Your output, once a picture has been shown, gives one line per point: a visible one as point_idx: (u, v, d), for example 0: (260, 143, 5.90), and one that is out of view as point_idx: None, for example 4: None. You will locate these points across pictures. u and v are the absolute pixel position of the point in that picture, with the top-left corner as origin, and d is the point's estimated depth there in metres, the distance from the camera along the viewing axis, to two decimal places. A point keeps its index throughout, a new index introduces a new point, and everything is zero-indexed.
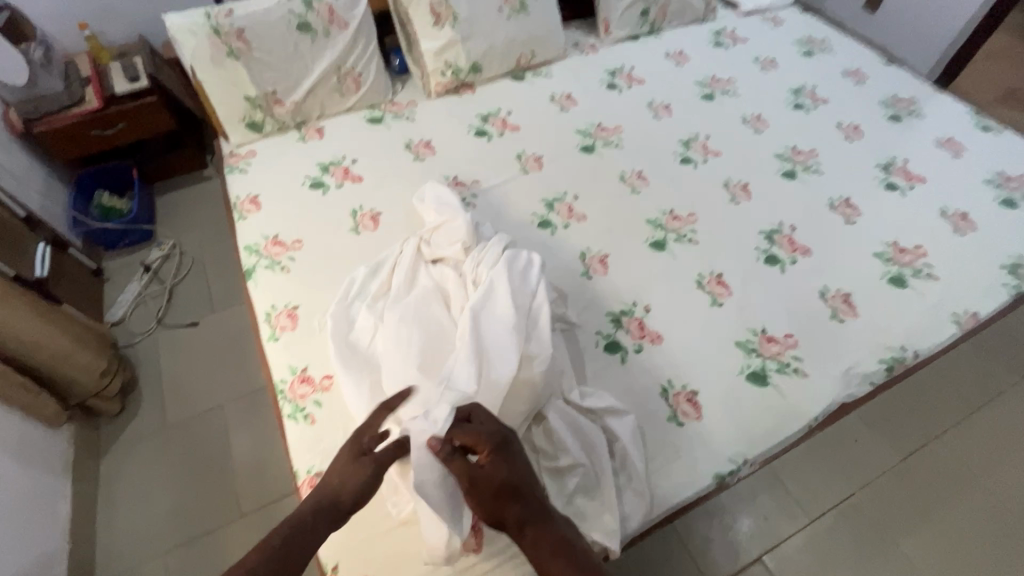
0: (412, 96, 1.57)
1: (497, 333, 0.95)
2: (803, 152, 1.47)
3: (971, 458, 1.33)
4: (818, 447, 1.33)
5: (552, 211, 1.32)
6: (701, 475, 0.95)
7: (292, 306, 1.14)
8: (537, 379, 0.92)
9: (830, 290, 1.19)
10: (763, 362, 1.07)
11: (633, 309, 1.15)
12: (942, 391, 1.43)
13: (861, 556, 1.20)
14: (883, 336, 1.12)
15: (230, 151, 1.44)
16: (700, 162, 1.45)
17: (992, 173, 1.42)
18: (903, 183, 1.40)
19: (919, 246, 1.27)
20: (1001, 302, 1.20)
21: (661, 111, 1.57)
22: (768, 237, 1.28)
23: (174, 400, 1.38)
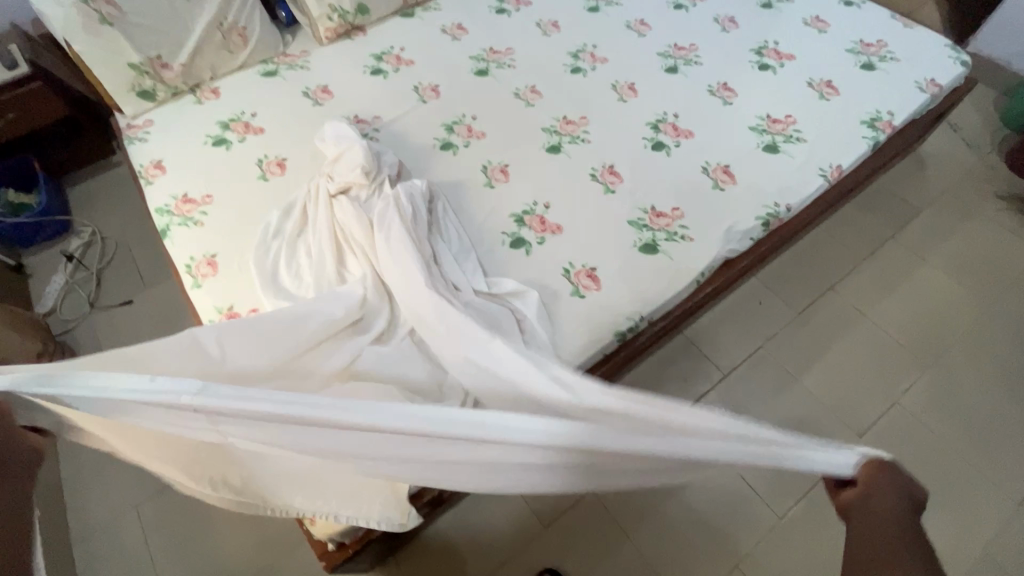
0: (304, 46, 1.58)
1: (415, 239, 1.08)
2: (684, 48, 1.55)
3: (860, 299, 1.49)
4: (727, 313, 1.48)
5: (453, 133, 1.38)
6: (604, 335, 1.06)
7: (211, 255, 1.18)
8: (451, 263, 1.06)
9: (712, 165, 1.30)
10: (654, 235, 1.18)
11: (534, 208, 1.23)
12: (833, 249, 1.58)
13: (770, 397, 1.35)
14: (759, 197, 1.25)
15: (127, 124, 1.44)
16: (589, 70, 1.51)
17: (853, 43, 1.54)
18: (774, 63, 1.50)
19: (790, 115, 1.39)
20: (861, 153, 1.33)
21: (549, 29, 1.62)
22: (654, 126, 1.37)
23: None
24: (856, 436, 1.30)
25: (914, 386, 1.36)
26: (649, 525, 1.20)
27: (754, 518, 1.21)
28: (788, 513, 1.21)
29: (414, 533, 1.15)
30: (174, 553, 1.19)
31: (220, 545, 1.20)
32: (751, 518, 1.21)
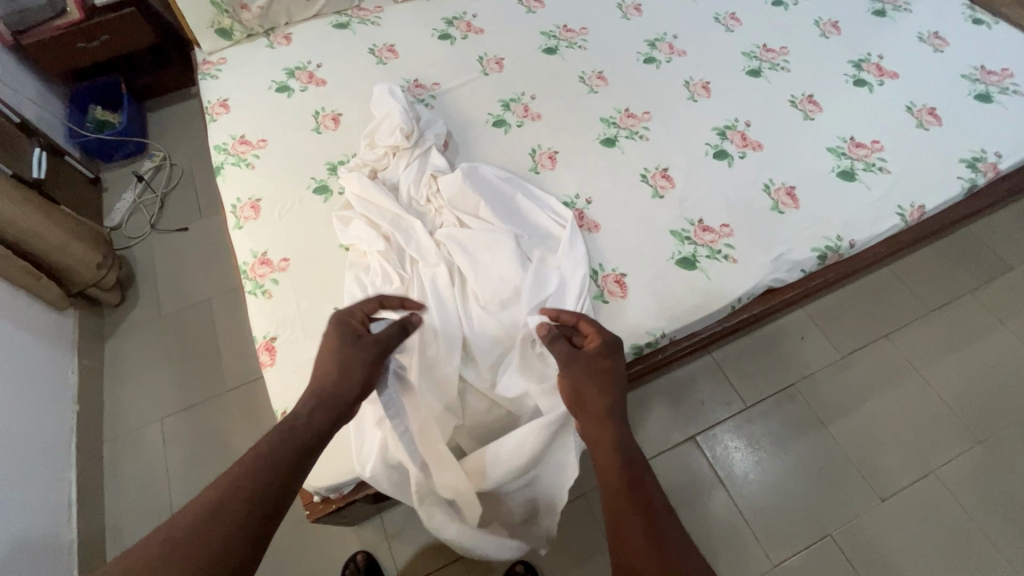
0: (379, 1, 1.57)
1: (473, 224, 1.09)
2: (773, 50, 1.42)
3: (918, 353, 1.36)
4: (763, 341, 1.39)
5: (508, 111, 1.34)
6: (621, 347, 1.03)
7: (255, 199, 1.21)
8: (506, 250, 1.05)
9: (776, 184, 1.20)
10: (695, 249, 1.11)
11: (575, 201, 1.19)
12: (900, 292, 1.44)
13: (791, 439, 1.28)
14: (821, 227, 1.15)
15: (204, 58, 1.49)
16: (664, 62, 1.42)
17: (972, 68, 1.36)
18: (873, 79, 1.35)
19: (877, 141, 1.25)
20: (952, 195, 1.19)
21: (631, 12, 1.53)
22: (721, 133, 1.28)
23: (167, 294, 1.52)
24: (877, 499, 1.20)
25: (957, 458, 1.24)
26: None
27: (745, 559, 1.16)
28: (785, 562, 1.15)
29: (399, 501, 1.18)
30: (188, 470, 1.28)
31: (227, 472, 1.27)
32: (740, 558, 1.16)
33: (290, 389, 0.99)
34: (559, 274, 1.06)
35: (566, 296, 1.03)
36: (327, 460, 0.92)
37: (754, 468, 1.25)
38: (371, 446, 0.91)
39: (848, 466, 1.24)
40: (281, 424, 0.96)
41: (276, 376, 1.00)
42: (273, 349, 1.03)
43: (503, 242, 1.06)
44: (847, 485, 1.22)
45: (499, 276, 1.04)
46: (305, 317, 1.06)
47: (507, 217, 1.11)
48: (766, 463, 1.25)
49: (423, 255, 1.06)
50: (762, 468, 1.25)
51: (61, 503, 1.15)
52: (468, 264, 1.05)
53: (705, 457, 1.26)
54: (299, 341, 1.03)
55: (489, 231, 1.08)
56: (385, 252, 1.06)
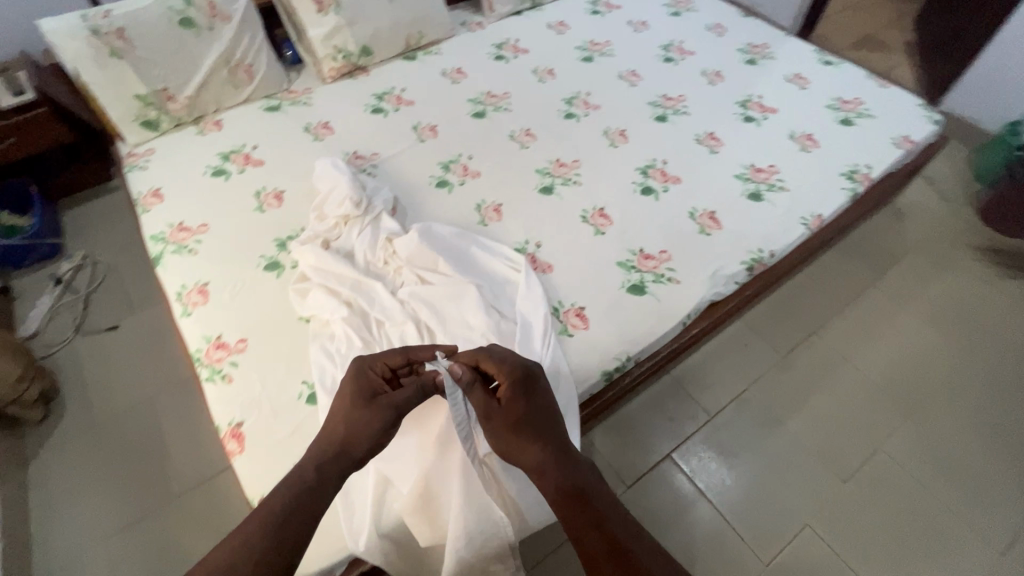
0: (308, 83, 1.63)
1: (434, 280, 1.12)
2: (673, 99, 1.63)
3: (843, 343, 1.52)
4: (712, 353, 1.50)
5: (449, 172, 1.42)
6: (593, 375, 1.08)
7: (203, 283, 1.18)
8: (470, 301, 1.09)
9: (699, 211, 1.34)
10: (641, 276, 1.21)
11: (526, 247, 1.26)
12: (817, 291, 1.62)
13: (755, 441, 1.36)
14: (744, 243, 1.29)
15: (129, 151, 1.46)
16: (582, 116, 1.58)
17: (833, 99, 1.62)
18: (758, 115, 1.58)
19: (773, 166, 1.45)
20: (841, 203, 1.39)
21: (545, 76, 1.69)
22: (643, 171, 1.42)
23: (100, 399, 1.40)
24: (840, 482, 1.30)
25: (896, 430, 1.37)
26: None
27: (740, 565, 1.19)
28: (774, 560, 1.20)
29: None
30: None
31: None
32: (735, 566, 1.19)
33: (263, 473, 0.93)
34: (523, 319, 1.10)
35: (532, 338, 1.07)
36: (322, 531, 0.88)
37: (728, 474, 1.31)
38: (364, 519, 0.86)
39: (809, 457, 1.33)
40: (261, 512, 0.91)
41: (247, 462, 0.95)
42: (242, 435, 0.98)
43: (467, 295, 1.10)
44: (812, 475, 1.31)
45: (467, 328, 1.07)
46: (270, 396, 1.02)
47: (465, 271, 1.16)
48: (738, 468, 1.32)
49: (389, 316, 1.07)
50: (736, 472, 1.31)
51: None
52: (436, 318, 1.07)
53: (683, 472, 1.31)
54: (267, 422, 0.99)
55: (450, 285, 1.11)
56: (350, 319, 1.06)
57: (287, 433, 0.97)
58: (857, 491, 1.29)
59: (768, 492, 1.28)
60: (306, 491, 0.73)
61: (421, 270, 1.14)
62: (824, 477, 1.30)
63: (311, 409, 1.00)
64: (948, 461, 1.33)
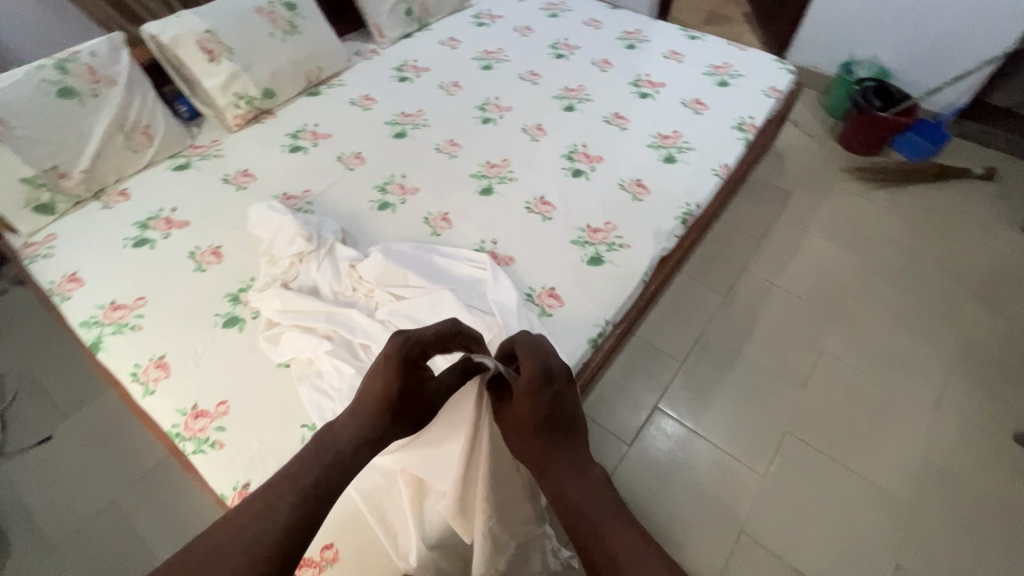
0: (214, 135, 1.56)
1: (408, 294, 1.13)
2: (574, 89, 1.76)
3: (769, 273, 1.72)
4: (667, 307, 1.63)
5: (387, 193, 1.43)
6: (580, 345, 1.14)
7: (159, 356, 1.09)
8: (450, 306, 1.10)
9: (627, 181, 1.47)
10: (596, 248, 1.30)
11: (484, 246, 1.30)
12: (736, 234, 1.82)
13: (723, 373, 1.50)
14: (673, 200, 1.43)
15: (24, 242, 1.32)
16: (498, 119, 1.66)
17: (707, 67, 1.84)
18: (651, 90, 1.75)
19: (676, 130, 1.61)
20: (739, 151, 1.58)
21: (452, 89, 1.76)
22: (568, 157, 1.53)
23: (51, 520, 1.23)
24: (801, 388, 1.47)
25: (830, 333, 1.58)
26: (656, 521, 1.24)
27: (743, 484, 1.31)
28: (770, 470, 1.33)
29: None
30: None
31: None
32: (739, 486, 1.30)
33: None
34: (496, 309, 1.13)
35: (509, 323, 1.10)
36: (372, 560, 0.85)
37: (711, 408, 1.43)
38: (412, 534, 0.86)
39: (771, 375, 1.49)
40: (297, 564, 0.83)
41: None
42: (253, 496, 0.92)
43: (442, 299, 1.12)
44: (778, 390, 1.47)
45: None
46: (272, 450, 0.97)
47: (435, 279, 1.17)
48: (717, 401, 1.45)
49: (373, 338, 1.07)
50: (716, 405, 1.44)
51: None
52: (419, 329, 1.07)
53: (673, 418, 1.41)
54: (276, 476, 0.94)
55: (424, 296, 1.12)
56: (335, 352, 1.04)
57: None
58: (819, 393, 1.46)
59: (749, 414, 1.42)
60: (340, 471, 0.79)
61: (392, 289, 1.14)
62: (788, 388, 1.47)
63: None
64: (876, 348, 1.55)
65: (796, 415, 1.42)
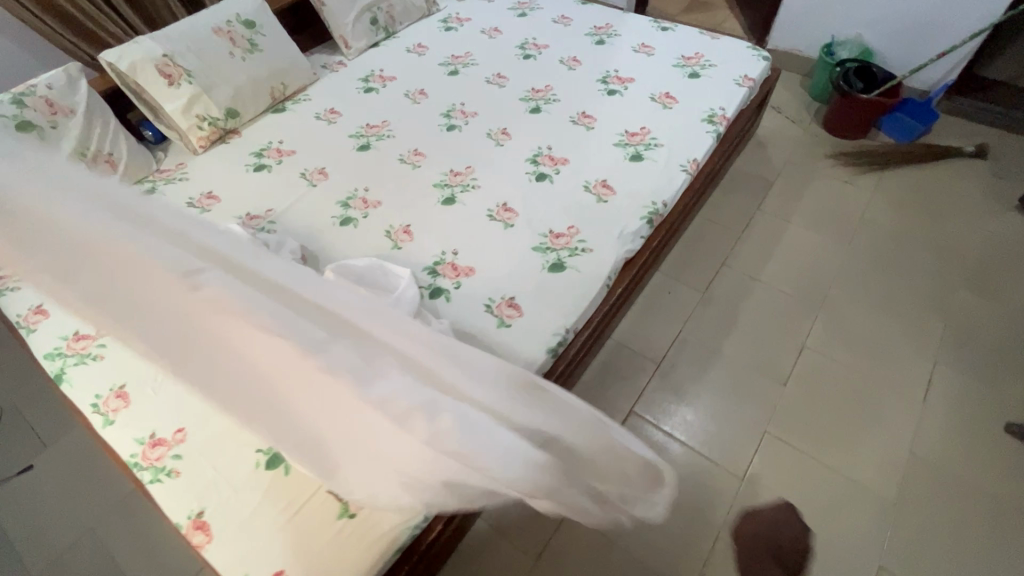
0: (180, 159, 1.57)
1: None
2: (541, 90, 1.73)
3: (749, 267, 1.68)
4: (643, 307, 1.60)
5: (350, 208, 1.42)
6: (539, 355, 1.12)
7: (119, 386, 1.10)
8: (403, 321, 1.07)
9: (592, 182, 1.44)
10: (558, 254, 1.28)
11: (444, 257, 1.28)
12: (715, 228, 1.78)
13: (700, 373, 1.46)
14: (638, 199, 1.40)
15: None
16: (463, 125, 1.64)
17: (678, 58, 1.80)
18: (619, 87, 1.72)
19: (644, 127, 1.58)
20: (709, 145, 1.54)
21: (418, 97, 1.74)
22: (533, 160, 1.50)
23: (31, 549, 1.25)
24: (782, 385, 1.43)
25: (812, 326, 1.54)
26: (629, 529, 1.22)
27: (720, 487, 1.28)
28: (748, 473, 1.29)
29: None
30: None
31: None
32: (716, 490, 1.27)
33: (241, 553, 0.89)
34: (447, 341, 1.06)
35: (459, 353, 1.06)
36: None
37: (688, 410, 1.40)
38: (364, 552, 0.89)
39: (750, 373, 1.46)
40: None
41: (219, 549, 0.90)
42: (206, 524, 0.92)
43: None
44: (757, 388, 1.43)
45: None
46: (225, 476, 0.97)
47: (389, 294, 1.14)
48: (694, 402, 1.41)
49: None
50: (693, 406, 1.41)
51: None
52: None
53: (649, 422, 1.38)
54: (228, 503, 0.94)
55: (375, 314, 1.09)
56: None
57: (254, 505, 0.93)
58: (801, 390, 1.42)
59: (728, 415, 1.39)
60: None
61: None
62: (768, 385, 1.43)
63: (272, 473, 0.96)
64: (860, 340, 1.50)
65: (777, 414, 1.38)
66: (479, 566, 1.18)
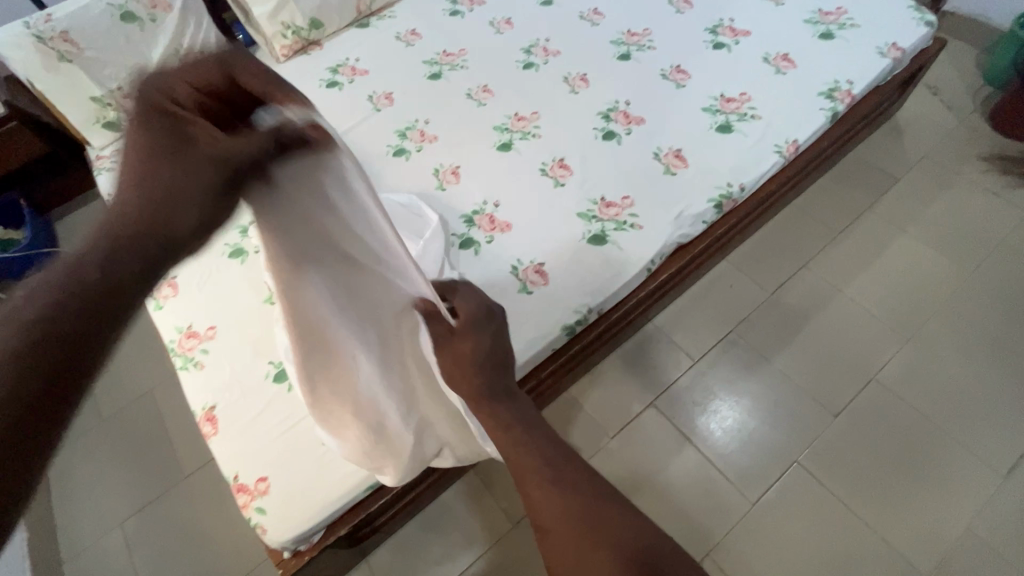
0: (263, 65, 1.61)
1: None
2: (637, 34, 1.53)
3: (834, 276, 1.45)
4: (696, 297, 1.46)
5: (406, 139, 1.39)
6: (553, 330, 1.06)
7: (172, 276, 1.21)
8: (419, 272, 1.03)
9: (664, 150, 1.28)
10: (603, 225, 1.17)
11: (484, 207, 1.23)
12: (807, 223, 1.55)
13: (741, 381, 1.33)
14: (712, 178, 1.23)
15: (95, 154, 1.47)
16: (541, 64, 1.50)
17: (812, 13, 1.50)
18: (729, 40, 1.48)
19: (744, 93, 1.36)
20: (818, 126, 1.30)
21: (503, 26, 1.62)
22: (605, 115, 1.36)
23: (105, 394, 1.48)
24: (832, 416, 1.26)
25: (891, 359, 1.32)
26: None
27: (725, 505, 1.19)
28: (761, 499, 1.19)
29: (382, 538, 1.16)
30: (159, 567, 1.23)
31: (202, 558, 1.23)
32: (721, 506, 1.19)
33: (239, 452, 0.97)
34: None
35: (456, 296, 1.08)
36: (306, 496, 0.92)
37: (714, 417, 1.29)
38: (348, 482, 0.93)
39: (799, 393, 1.30)
40: (236, 487, 0.94)
41: (222, 443, 0.98)
42: (215, 418, 1.01)
43: None
44: (802, 413, 1.28)
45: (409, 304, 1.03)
46: (240, 380, 1.04)
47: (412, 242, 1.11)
48: (725, 411, 1.30)
49: None
50: (723, 415, 1.29)
51: None
52: None
53: (668, 419, 1.30)
54: (237, 404, 1.02)
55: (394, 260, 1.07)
56: None
57: (258, 411, 1.00)
58: (853, 426, 1.25)
59: (759, 433, 1.26)
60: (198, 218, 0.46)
61: None
62: (816, 413, 1.27)
63: (279, 386, 1.03)
64: (948, 387, 1.27)
65: (817, 448, 1.23)
66: (463, 512, 1.23)
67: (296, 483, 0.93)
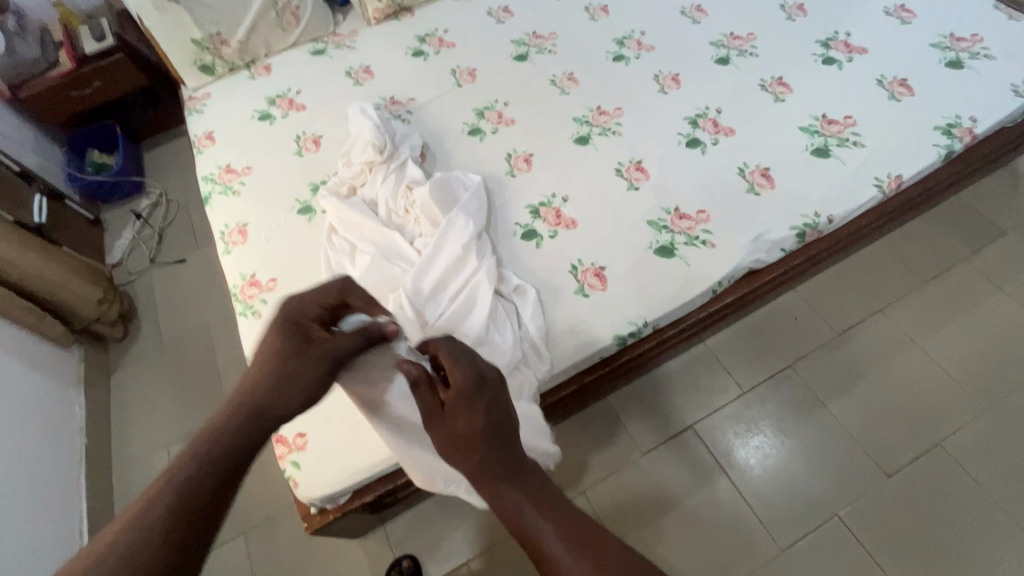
0: (354, 26, 1.62)
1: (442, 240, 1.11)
2: (741, 37, 1.44)
3: (913, 326, 1.34)
4: (756, 326, 1.38)
5: (483, 119, 1.37)
6: (604, 339, 1.03)
7: (242, 224, 1.25)
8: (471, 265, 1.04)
9: (750, 166, 1.20)
10: (672, 238, 1.12)
11: (551, 200, 1.20)
12: (892, 264, 1.43)
13: (791, 421, 1.26)
14: (798, 205, 1.15)
15: (189, 95, 1.55)
16: (633, 58, 1.44)
17: (941, 37, 1.36)
18: (841, 56, 1.36)
19: (850, 117, 1.25)
20: (928, 164, 1.19)
21: (598, 13, 1.55)
22: (692, 121, 1.29)
23: (168, 323, 1.57)
24: (885, 475, 1.18)
25: (964, 427, 1.22)
26: (634, 537, 1.17)
27: (751, 545, 1.14)
28: (793, 545, 1.13)
29: (402, 509, 1.19)
30: None
31: None
32: (746, 546, 1.14)
33: None
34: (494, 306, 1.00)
35: (488, 320, 0.98)
36: (336, 460, 0.94)
37: (756, 453, 1.23)
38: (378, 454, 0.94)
39: (854, 445, 1.22)
40: (275, 437, 0.98)
41: None
42: None
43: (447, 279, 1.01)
44: (853, 465, 1.20)
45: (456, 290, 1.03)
46: None
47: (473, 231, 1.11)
48: (770, 450, 1.23)
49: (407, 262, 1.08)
50: (766, 453, 1.23)
51: (72, 532, 1.18)
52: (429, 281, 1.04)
53: (705, 445, 1.25)
54: None
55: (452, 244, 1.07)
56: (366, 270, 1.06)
57: None
58: (908, 488, 1.17)
59: (802, 479, 1.20)
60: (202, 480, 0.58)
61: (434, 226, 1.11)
62: (868, 469, 1.19)
63: None
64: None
65: (864, 504, 1.16)
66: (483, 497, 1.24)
67: (331, 445, 0.95)
